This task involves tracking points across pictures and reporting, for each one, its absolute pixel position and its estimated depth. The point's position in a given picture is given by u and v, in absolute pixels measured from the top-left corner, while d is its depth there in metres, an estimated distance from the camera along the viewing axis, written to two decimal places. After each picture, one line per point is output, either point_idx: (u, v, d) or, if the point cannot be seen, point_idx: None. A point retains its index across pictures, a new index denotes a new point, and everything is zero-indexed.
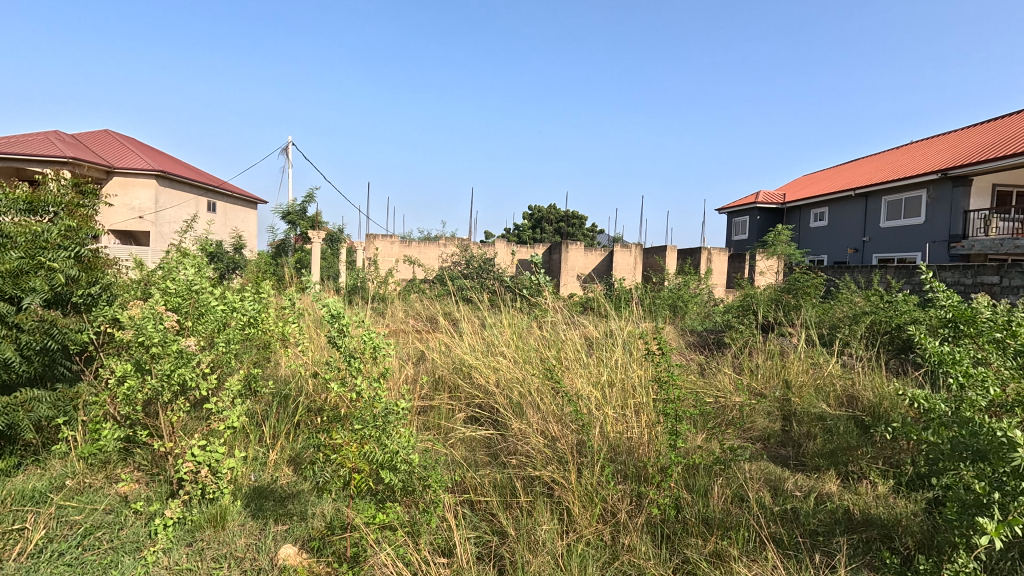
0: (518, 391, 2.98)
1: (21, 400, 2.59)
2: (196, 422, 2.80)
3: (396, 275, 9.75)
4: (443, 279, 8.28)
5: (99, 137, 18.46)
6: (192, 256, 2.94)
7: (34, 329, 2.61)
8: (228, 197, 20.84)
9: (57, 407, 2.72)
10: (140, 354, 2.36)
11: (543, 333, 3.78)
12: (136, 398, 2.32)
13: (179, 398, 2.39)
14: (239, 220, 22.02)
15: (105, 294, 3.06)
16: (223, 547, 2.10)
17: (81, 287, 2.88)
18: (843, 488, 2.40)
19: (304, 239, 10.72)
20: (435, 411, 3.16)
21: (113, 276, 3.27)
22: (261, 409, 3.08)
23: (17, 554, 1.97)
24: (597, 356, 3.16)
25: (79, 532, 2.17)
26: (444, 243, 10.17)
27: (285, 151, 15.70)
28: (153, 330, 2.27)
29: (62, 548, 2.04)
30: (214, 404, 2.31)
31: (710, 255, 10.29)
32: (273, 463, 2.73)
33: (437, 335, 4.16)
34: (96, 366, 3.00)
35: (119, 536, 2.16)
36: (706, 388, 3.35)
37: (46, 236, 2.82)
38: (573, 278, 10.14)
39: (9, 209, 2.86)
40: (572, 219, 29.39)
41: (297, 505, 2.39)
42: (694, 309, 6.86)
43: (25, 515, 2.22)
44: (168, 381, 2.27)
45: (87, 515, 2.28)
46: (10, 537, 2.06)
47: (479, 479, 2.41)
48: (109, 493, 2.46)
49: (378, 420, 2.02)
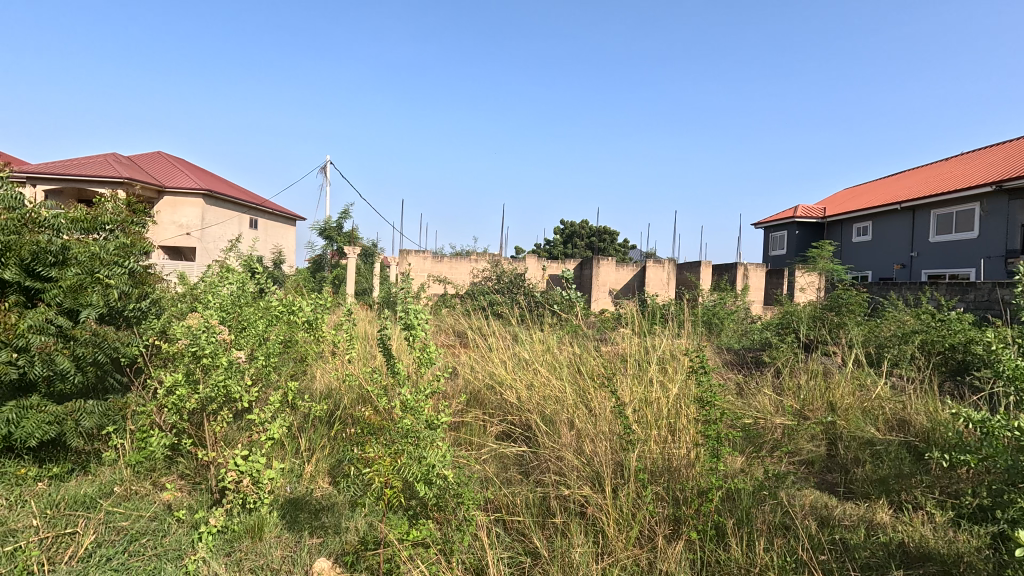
0: (551, 407, 2.96)
1: (70, 410, 2.73)
2: (237, 432, 2.88)
3: (428, 290, 9.92)
4: (475, 295, 8.36)
5: (152, 158, 19.60)
6: (235, 271, 3.06)
7: (87, 342, 2.76)
8: (268, 215, 21.62)
9: (106, 417, 2.85)
10: (194, 364, 2.48)
11: (575, 349, 3.75)
12: (183, 408, 2.43)
13: (223, 409, 2.50)
14: (279, 235, 22.87)
15: (154, 308, 3.23)
16: (260, 559, 2.12)
17: (132, 302, 3.05)
18: (896, 519, 2.25)
19: (340, 254, 11.01)
20: (467, 427, 3.18)
21: (161, 292, 3.43)
22: (297, 422, 3.13)
23: (68, 558, 2.07)
24: (632, 374, 3.09)
25: (125, 538, 2.25)
26: (475, 259, 10.30)
27: (320, 168, 16.06)
28: (206, 342, 2.39)
29: (108, 553, 2.12)
30: (255, 415, 2.37)
31: (745, 271, 10.11)
32: (309, 475, 2.77)
33: (468, 351, 4.20)
34: (144, 378, 3.13)
35: (162, 544, 2.23)
36: (745, 408, 3.24)
37: (106, 256, 2.99)
38: (603, 295, 10.28)
39: (70, 229, 3.04)
40: (604, 236, 29.25)
41: (331, 518, 2.41)
42: (729, 326, 6.73)
43: (75, 522, 2.31)
44: (216, 391, 2.40)
45: (133, 521, 2.36)
46: (62, 541, 2.16)
47: (511, 497, 2.39)
48: (153, 501, 2.54)
49: (415, 434, 2.05)
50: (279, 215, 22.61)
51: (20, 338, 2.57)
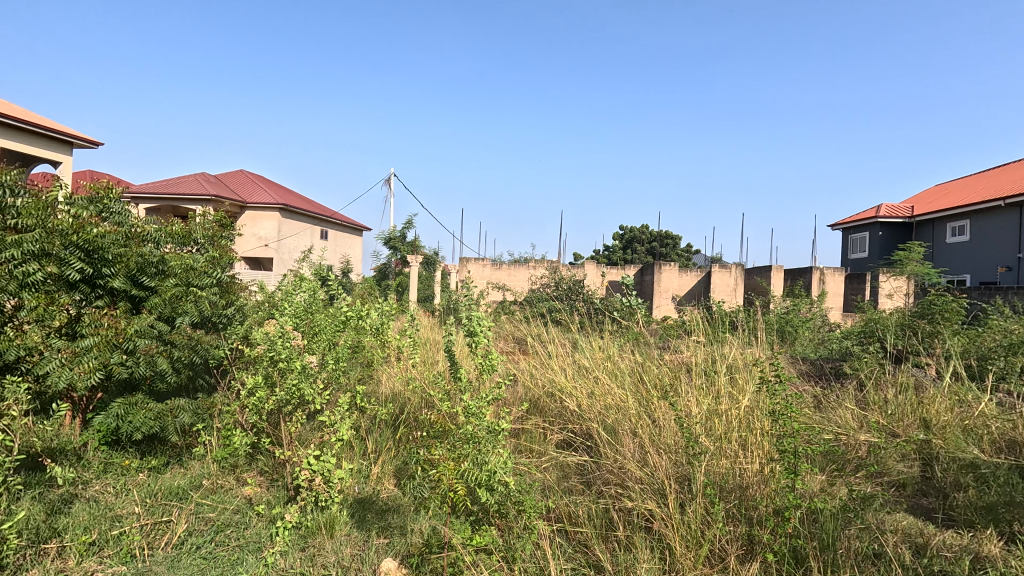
0: (613, 417, 2.90)
1: (169, 407, 3.02)
2: (310, 432, 3.04)
3: (487, 297, 10.05)
4: (533, 302, 8.38)
5: (235, 176, 21.23)
6: (308, 280, 3.24)
7: (183, 346, 3.09)
8: (337, 227, 22.79)
9: (196, 416, 3.10)
10: (272, 368, 2.66)
11: (636, 357, 3.66)
12: (262, 408, 2.60)
13: (297, 410, 2.65)
14: (347, 245, 24.02)
15: (238, 315, 3.48)
16: (331, 555, 2.21)
17: (220, 310, 3.32)
18: (1008, 553, 2.00)
19: (403, 263, 11.44)
20: (527, 435, 3.20)
21: (244, 299, 3.70)
22: (365, 424, 3.25)
23: (165, 544, 2.28)
24: (698, 384, 2.96)
25: (212, 528, 2.43)
26: (533, 266, 10.33)
27: (385, 181, 16.72)
28: (282, 347, 2.56)
29: (198, 542, 2.31)
30: (326, 417, 2.49)
31: (821, 276, 9.48)
32: (376, 476, 2.87)
33: (527, 357, 4.21)
34: (229, 380, 3.36)
35: (244, 536, 2.39)
36: (824, 423, 3.02)
37: (197, 268, 3.26)
38: (666, 301, 9.98)
39: (168, 243, 3.36)
40: (665, 240, 28.43)
41: (396, 519, 2.48)
42: (804, 334, 6.33)
43: (170, 511, 2.52)
44: (291, 393, 2.55)
45: (219, 513, 2.55)
46: (159, 528, 2.38)
47: (573, 507, 2.36)
48: (236, 495, 2.73)
49: (477, 439, 2.08)
50: (347, 226, 23.77)
51: (128, 340, 2.83)
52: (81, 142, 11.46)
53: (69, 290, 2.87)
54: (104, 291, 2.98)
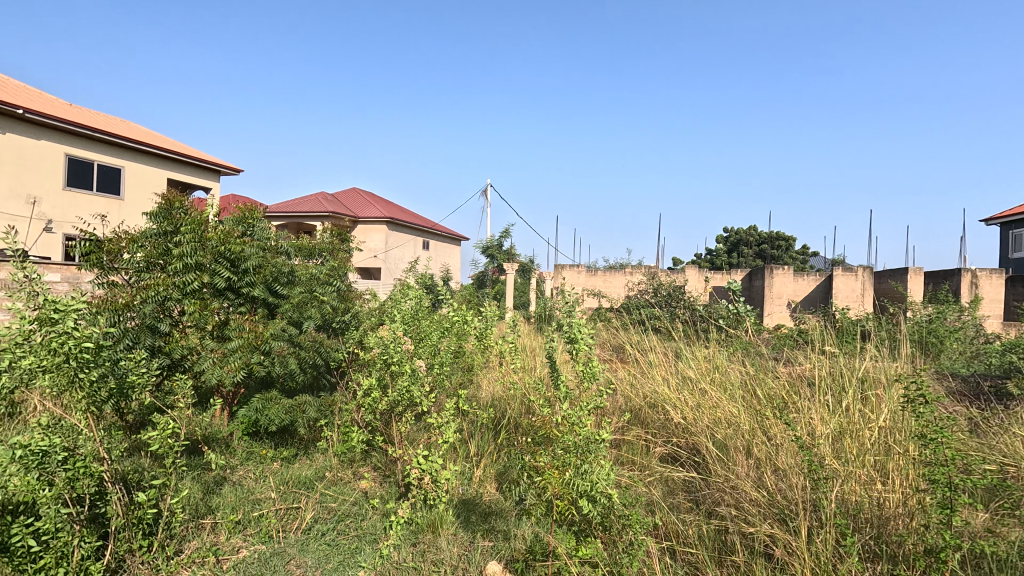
0: (723, 431, 2.72)
1: (298, 404, 3.36)
2: (418, 433, 3.21)
3: (583, 304, 9.97)
4: (631, 308, 8.16)
5: (349, 194, 23.19)
6: (414, 288, 3.44)
7: (309, 348, 3.40)
8: (438, 237, 23.99)
9: (320, 412, 3.41)
10: (385, 371, 2.84)
11: (748, 368, 3.40)
12: (377, 408, 2.79)
13: (407, 411, 2.81)
14: (446, 255, 25.18)
15: (355, 321, 3.78)
16: (440, 553, 2.30)
17: (339, 316, 3.64)
18: None
19: (500, 270, 11.74)
20: (629, 446, 3.12)
21: (359, 306, 4.02)
22: (468, 428, 3.36)
23: (297, 529, 2.53)
24: (823, 399, 2.68)
25: (335, 517, 2.65)
26: (630, 271, 10.07)
27: (482, 191, 17.24)
28: (394, 351, 2.75)
29: (323, 529, 2.52)
30: (433, 419, 2.60)
31: (974, 279, 8.17)
32: (479, 479, 2.95)
33: (627, 366, 4.10)
34: (347, 380, 3.66)
35: (361, 527, 2.57)
36: (986, 451, 2.58)
37: (319, 278, 3.62)
38: (778, 308, 9.21)
39: (297, 255, 3.75)
40: (776, 242, 26.26)
41: (500, 523, 2.53)
42: (953, 346, 5.49)
43: (299, 499, 2.80)
44: (402, 395, 2.71)
45: (340, 504, 2.77)
46: (291, 513, 2.65)
47: (682, 526, 2.25)
48: (354, 488, 2.95)
49: (580, 448, 2.06)
50: (447, 236, 24.88)
51: (265, 343, 3.25)
52: (226, 170, 13.25)
53: (221, 297, 3.30)
54: (246, 298, 3.39)
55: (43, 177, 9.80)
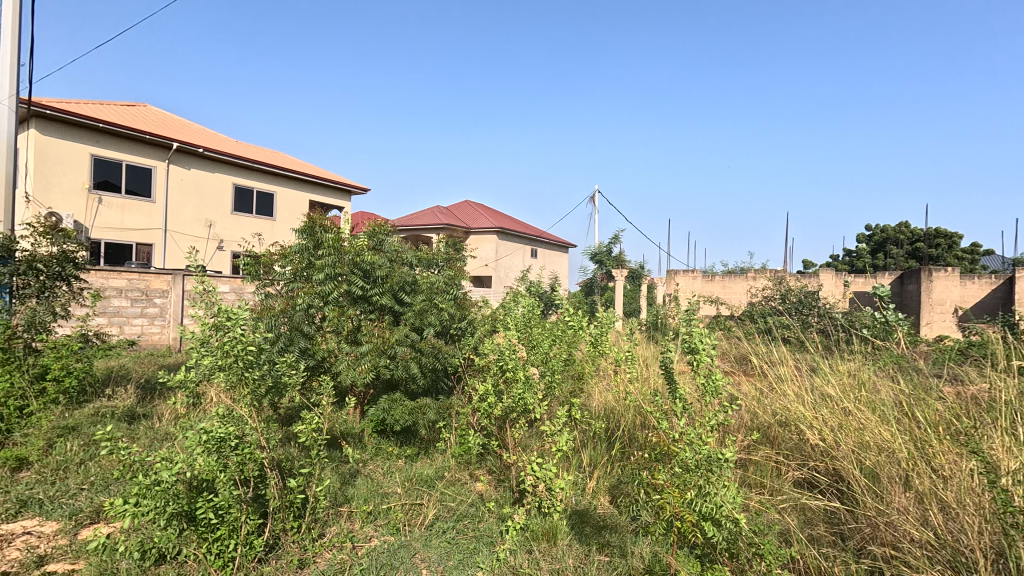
0: (874, 458, 2.39)
1: (419, 406, 3.58)
2: (531, 440, 3.26)
3: (699, 311, 9.42)
4: (755, 316, 7.53)
5: (462, 205, 24.35)
6: (526, 296, 3.49)
7: (430, 353, 3.58)
8: (546, 245, 24.25)
9: (438, 415, 3.60)
10: (501, 377, 2.92)
11: (904, 385, 2.95)
12: (492, 413, 2.88)
13: (521, 418, 2.85)
14: (554, 262, 25.35)
15: (470, 327, 3.94)
16: (556, 562, 2.30)
17: (456, 322, 3.82)
18: None
19: (609, 276, 11.54)
20: (757, 467, 2.88)
21: (474, 313, 4.18)
22: (581, 437, 3.34)
23: (421, 525, 2.69)
24: (1009, 425, 2.23)
25: (454, 516, 2.78)
26: (753, 276, 9.31)
27: (589, 198, 17.06)
28: (509, 358, 2.82)
29: (444, 527, 2.65)
30: (547, 427, 2.62)
31: None
32: (592, 491, 2.91)
33: (753, 379, 3.79)
34: (463, 385, 3.82)
35: (478, 528, 2.66)
36: None
37: (439, 287, 3.81)
38: (941, 317, 7.90)
39: (418, 265, 4.02)
40: (936, 239, 22.61)
41: (615, 538, 2.47)
42: None
43: (422, 496, 2.98)
44: (516, 402, 2.77)
45: (458, 504, 2.90)
46: (415, 509, 2.84)
47: (823, 561, 2.03)
48: (470, 490, 3.07)
49: (703, 467, 1.93)
50: (554, 243, 25.03)
51: (391, 348, 3.52)
52: (355, 190, 14.62)
53: (356, 304, 3.65)
54: (375, 307, 3.69)
55: (216, 204, 11.62)
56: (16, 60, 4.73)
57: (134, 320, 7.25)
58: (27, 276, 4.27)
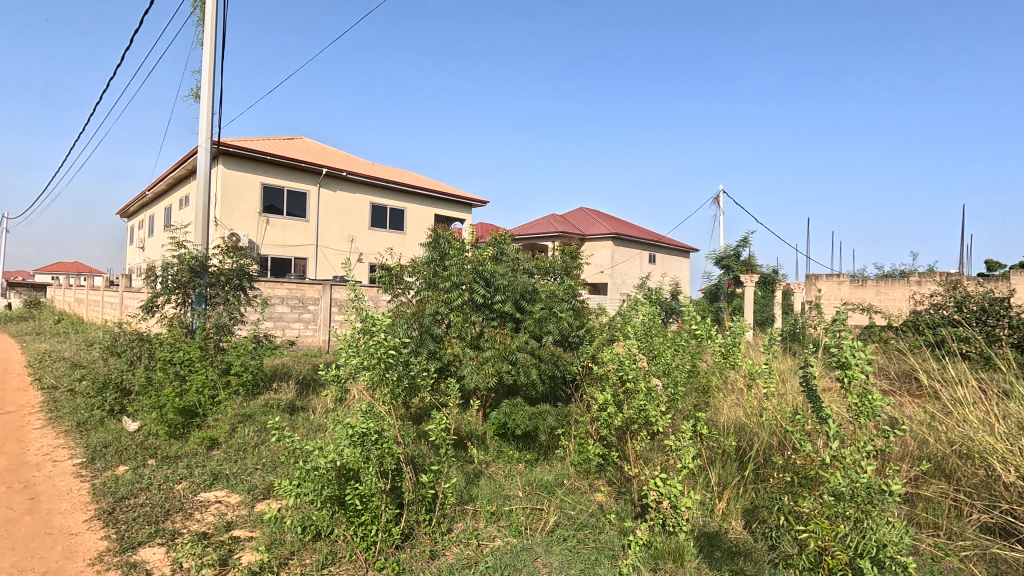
0: None
1: (539, 412, 3.66)
2: (653, 454, 3.15)
3: (847, 321, 8.37)
4: (920, 327, 6.50)
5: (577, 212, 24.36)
6: (646, 304, 3.40)
7: (549, 360, 3.66)
8: (665, 250, 23.29)
9: (557, 421, 3.64)
10: (621, 387, 2.86)
11: None
12: (613, 423, 2.83)
13: (642, 430, 2.76)
14: (674, 268, 24.23)
15: (589, 336, 3.95)
16: None
17: (574, 331, 3.85)
18: None
19: (736, 282, 10.73)
20: (929, 505, 2.52)
21: (593, 321, 4.18)
22: (708, 455, 3.16)
23: (541, 530, 2.73)
24: None
25: (574, 525, 2.77)
26: (917, 280, 8.04)
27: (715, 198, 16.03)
28: (630, 368, 2.76)
29: (564, 535, 2.66)
30: (671, 441, 2.51)
31: None
32: (722, 513, 2.73)
33: (919, 399, 3.28)
34: (582, 393, 3.83)
35: (599, 540, 2.62)
36: None
37: (558, 296, 3.88)
38: None
39: (537, 274, 4.12)
40: None
41: (750, 567, 2.29)
42: None
43: (542, 501, 3.02)
44: (637, 414, 2.70)
45: (578, 513, 2.89)
46: (536, 513, 2.89)
47: None
48: (590, 499, 3.05)
49: (861, 499, 1.71)
50: (673, 248, 23.92)
51: (512, 353, 3.63)
52: (475, 203, 15.38)
53: (478, 311, 3.81)
54: (497, 314, 3.82)
55: (356, 221, 12.98)
56: (210, 108, 5.74)
57: (293, 324, 8.36)
58: (216, 287, 5.15)
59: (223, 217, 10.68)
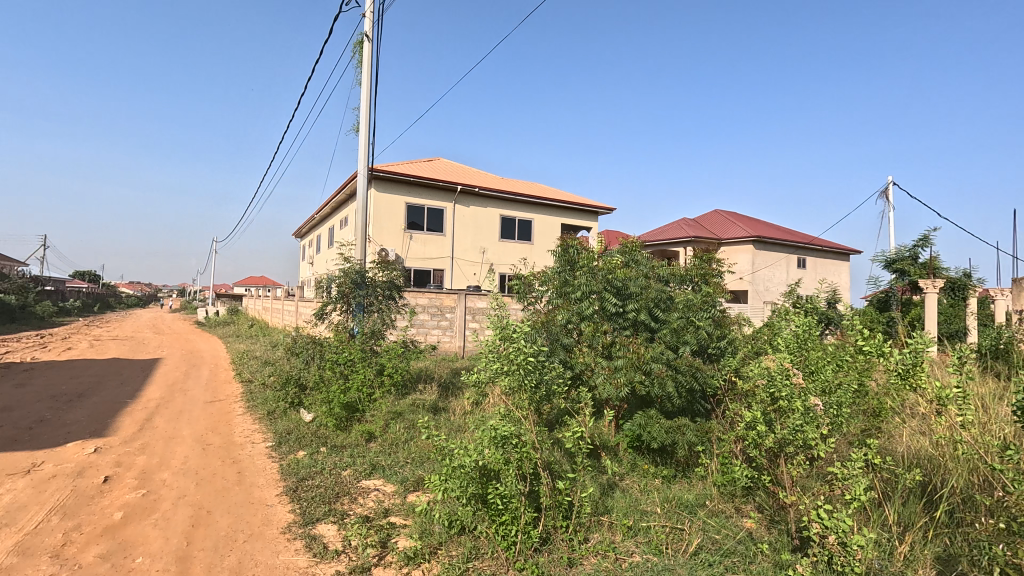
0: None
1: (677, 427, 3.49)
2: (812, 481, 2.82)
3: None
4: None
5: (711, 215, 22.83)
6: (801, 314, 3.07)
7: (686, 372, 3.47)
8: (817, 253, 20.77)
9: (698, 437, 3.43)
10: (772, 405, 2.61)
11: None
12: (764, 444, 2.59)
13: (800, 454, 2.49)
14: (829, 272, 21.48)
15: (731, 347, 3.68)
16: None
17: (715, 342, 3.62)
18: None
19: (914, 288, 9.17)
20: None
21: (736, 332, 3.89)
22: (883, 487, 2.75)
23: (683, 552, 2.59)
24: None
25: (721, 550, 2.59)
26: None
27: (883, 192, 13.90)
28: (783, 385, 2.51)
29: (710, 560, 2.50)
30: (837, 469, 2.23)
31: None
32: (905, 558, 2.35)
33: None
34: (724, 409, 3.58)
35: (750, 571, 2.41)
36: None
37: (696, 304, 3.69)
38: None
39: (673, 282, 3.96)
40: None
41: None
42: None
43: (683, 521, 2.88)
44: (793, 435, 2.45)
45: (724, 538, 2.69)
46: (677, 533, 2.75)
47: None
48: (737, 525, 2.83)
49: None
50: (828, 250, 21.23)
51: (647, 364, 3.53)
52: (602, 211, 15.25)
53: (610, 320, 3.77)
54: (630, 323, 3.74)
55: (488, 233, 13.66)
56: (367, 139, 6.50)
57: (433, 330, 9.03)
58: (371, 297, 5.79)
59: (375, 234, 11.95)
